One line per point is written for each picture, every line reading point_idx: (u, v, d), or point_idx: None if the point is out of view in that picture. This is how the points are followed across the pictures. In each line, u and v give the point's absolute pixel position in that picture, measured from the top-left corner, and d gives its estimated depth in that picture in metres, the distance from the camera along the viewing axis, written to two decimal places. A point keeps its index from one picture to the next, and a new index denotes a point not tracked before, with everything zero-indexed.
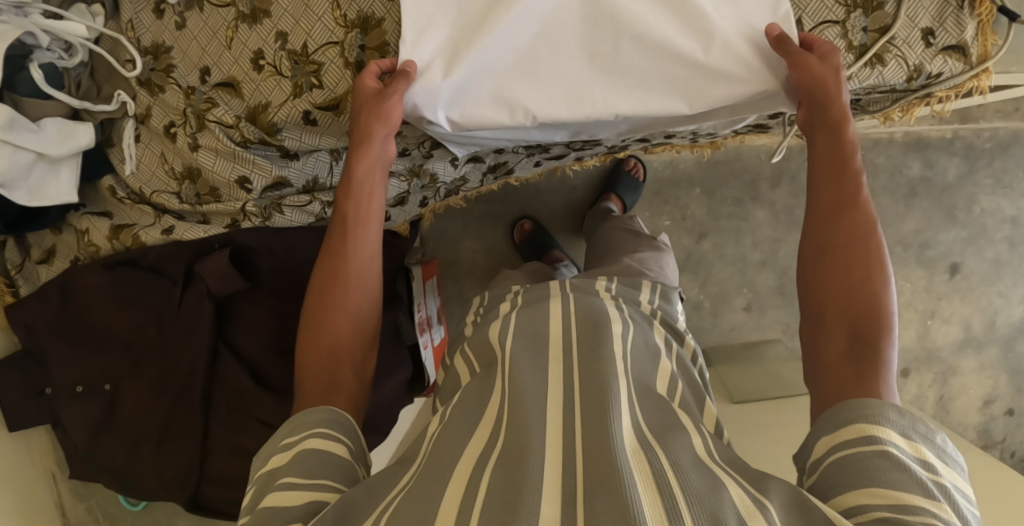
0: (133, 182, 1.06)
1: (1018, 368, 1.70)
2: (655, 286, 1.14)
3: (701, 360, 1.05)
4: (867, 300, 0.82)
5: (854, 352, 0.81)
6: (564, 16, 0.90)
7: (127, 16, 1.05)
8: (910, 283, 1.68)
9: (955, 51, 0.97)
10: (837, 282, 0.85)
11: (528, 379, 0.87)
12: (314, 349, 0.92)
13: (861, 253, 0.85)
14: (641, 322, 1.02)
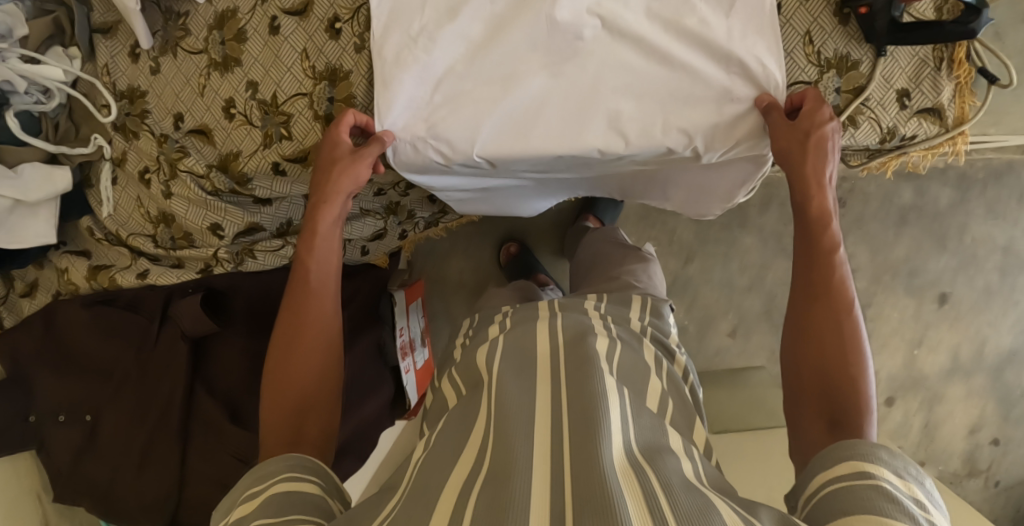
0: (110, 224, 1.08)
1: (1006, 397, 1.68)
2: (645, 302, 1.16)
3: (693, 377, 1.06)
4: (850, 380, 0.82)
5: (834, 429, 0.81)
6: (558, 137, 0.93)
7: (103, 60, 1.06)
8: (898, 311, 1.65)
9: (930, 114, 0.95)
10: (818, 351, 0.84)
11: (514, 403, 0.87)
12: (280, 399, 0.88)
13: (836, 330, 0.83)
14: (631, 339, 1.04)
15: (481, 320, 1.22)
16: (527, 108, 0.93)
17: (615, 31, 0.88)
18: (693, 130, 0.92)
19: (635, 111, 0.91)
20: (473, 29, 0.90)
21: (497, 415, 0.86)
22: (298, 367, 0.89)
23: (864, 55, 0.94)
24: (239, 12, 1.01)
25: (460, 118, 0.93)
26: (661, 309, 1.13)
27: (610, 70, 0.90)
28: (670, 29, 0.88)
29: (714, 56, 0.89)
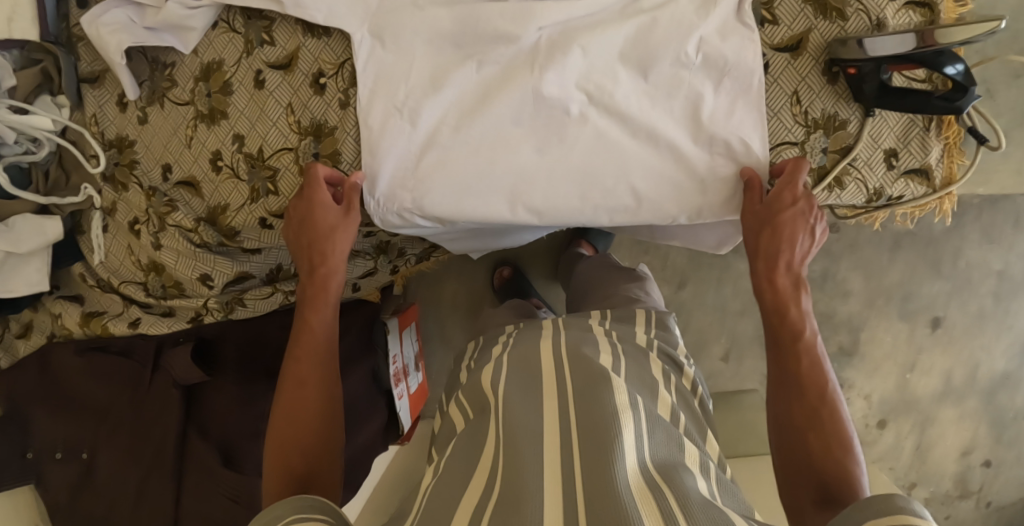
0: (102, 271, 1.09)
1: (998, 419, 1.67)
2: (649, 316, 1.17)
3: (702, 387, 1.09)
4: (829, 451, 0.85)
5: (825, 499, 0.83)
6: (548, 202, 0.96)
7: (91, 109, 1.06)
8: (890, 335, 1.65)
9: (917, 174, 0.94)
10: (804, 418, 0.87)
11: (523, 427, 0.89)
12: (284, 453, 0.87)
13: (815, 401, 0.88)
14: (635, 355, 1.05)
15: (490, 341, 1.23)
16: (512, 179, 0.96)
17: (608, 114, 0.93)
18: (672, 206, 0.96)
19: (616, 184, 0.95)
20: (459, 101, 0.95)
21: (513, 438, 0.87)
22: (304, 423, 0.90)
23: (852, 114, 0.93)
24: (224, 65, 1.01)
25: (449, 183, 0.96)
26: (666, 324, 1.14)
27: (599, 150, 0.94)
28: (661, 113, 0.93)
29: (698, 138, 0.94)
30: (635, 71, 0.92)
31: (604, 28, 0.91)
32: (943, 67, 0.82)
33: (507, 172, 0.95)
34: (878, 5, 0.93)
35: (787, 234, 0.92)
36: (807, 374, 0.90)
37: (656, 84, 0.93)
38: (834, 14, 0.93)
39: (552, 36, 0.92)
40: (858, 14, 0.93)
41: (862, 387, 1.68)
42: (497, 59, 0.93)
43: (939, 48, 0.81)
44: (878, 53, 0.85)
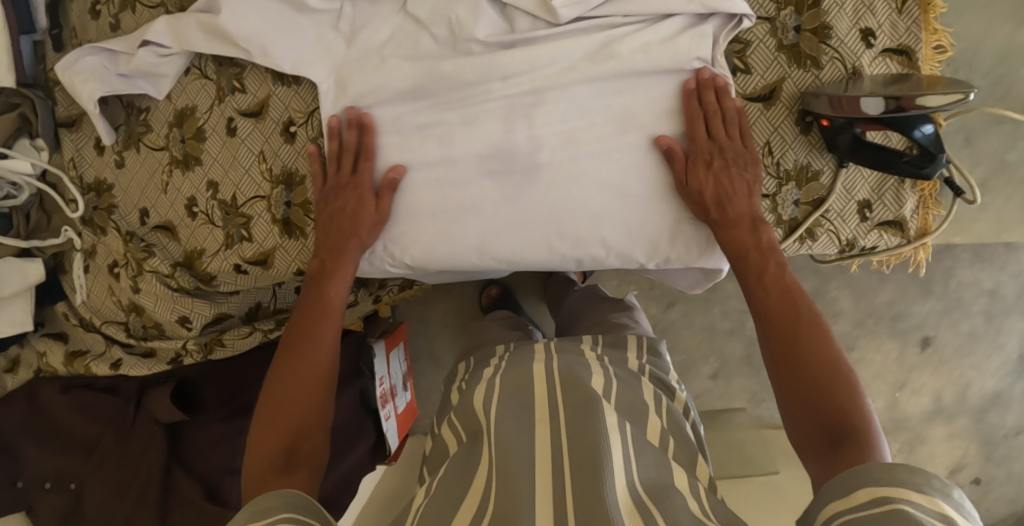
0: (84, 310, 1.10)
1: (989, 438, 1.64)
2: (641, 340, 1.12)
3: (693, 414, 1.05)
4: (834, 396, 0.80)
5: (834, 446, 0.78)
6: (517, 250, 0.96)
7: (69, 154, 1.07)
8: (880, 355, 1.64)
9: (892, 226, 0.93)
10: (804, 363, 0.83)
11: (517, 448, 0.90)
12: (275, 420, 0.87)
13: (814, 350, 0.84)
14: (626, 379, 1.03)
15: (479, 359, 1.20)
16: (482, 228, 0.95)
17: (574, 160, 0.93)
18: (640, 254, 0.95)
19: (580, 234, 0.94)
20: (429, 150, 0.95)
21: (502, 464, 0.88)
22: (302, 391, 0.89)
23: (826, 164, 0.92)
24: (197, 111, 1.01)
25: (423, 231, 0.97)
26: (658, 348, 1.09)
27: (564, 197, 0.93)
28: (628, 160, 0.93)
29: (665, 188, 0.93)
30: (602, 119, 0.93)
31: (572, 76, 0.91)
32: (916, 127, 0.80)
33: (476, 223, 0.95)
34: (854, 53, 0.92)
35: (734, 174, 0.91)
36: (786, 311, 0.87)
37: (623, 130, 0.93)
38: (809, 63, 0.92)
39: (519, 84, 0.92)
40: (833, 62, 0.92)
41: None
42: (466, 108, 0.94)
43: (911, 114, 0.79)
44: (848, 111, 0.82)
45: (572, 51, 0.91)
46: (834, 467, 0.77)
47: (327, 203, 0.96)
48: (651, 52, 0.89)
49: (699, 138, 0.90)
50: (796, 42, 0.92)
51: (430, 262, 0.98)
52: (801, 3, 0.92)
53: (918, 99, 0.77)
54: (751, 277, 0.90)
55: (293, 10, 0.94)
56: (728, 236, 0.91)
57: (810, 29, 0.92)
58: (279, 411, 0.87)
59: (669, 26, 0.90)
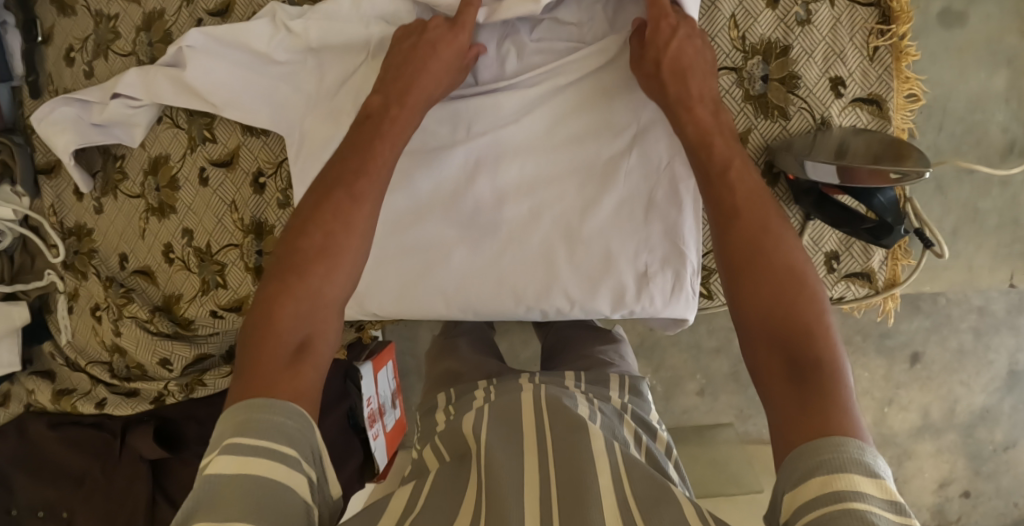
0: (69, 350, 1.13)
1: (976, 453, 1.53)
2: (623, 379, 1.03)
3: (675, 454, 0.95)
4: (803, 328, 0.68)
5: (793, 377, 0.66)
6: (482, 297, 0.96)
7: (49, 200, 1.09)
8: (868, 372, 1.52)
9: (859, 277, 0.92)
10: (772, 290, 0.70)
11: (507, 472, 0.74)
12: (293, 291, 0.72)
13: (784, 276, 0.71)
14: (610, 416, 0.92)
15: (460, 392, 1.00)
16: (451, 283, 0.96)
17: (534, 212, 0.94)
18: (601, 305, 0.96)
19: (541, 284, 0.95)
20: (396, 206, 0.96)
21: (488, 485, 0.73)
22: (324, 262, 0.74)
23: (792, 217, 0.92)
24: (171, 159, 1.03)
25: (396, 279, 0.97)
26: (641, 388, 1.00)
27: (526, 248, 0.95)
28: (586, 209, 0.94)
29: (627, 232, 0.94)
30: (559, 171, 0.94)
31: (529, 131, 0.93)
32: (872, 198, 0.81)
33: (443, 279, 0.96)
34: (823, 103, 0.90)
35: (700, 54, 0.85)
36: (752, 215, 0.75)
37: (581, 182, 0.94)
38: (777, 113, 0.91)
39: (479, 137, 0.94)
40: (801, 113, 0.91)
41: None
42: (427, 161, 0.95)
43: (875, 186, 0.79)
44: (818, 178, 0.81)
45: (535, 101, 0.93)
46: (793, 404, 0.64)
47: (411, 52, 0.86)
48: (601, 103, 0.92)
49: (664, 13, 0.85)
50: (763, 92, 0.91)
51: (397, 311, 0.99)
52: (768, 52, 0.91)
53: (899, 173, 0.77)
54: (711, 176, 0.78)
55: (260, 60, 0.94)
56: (688, 117, 0.83)
57: (778, 78, 0.91)
58: (316, 272, 0.74)
59: (617, 77, 0.92)
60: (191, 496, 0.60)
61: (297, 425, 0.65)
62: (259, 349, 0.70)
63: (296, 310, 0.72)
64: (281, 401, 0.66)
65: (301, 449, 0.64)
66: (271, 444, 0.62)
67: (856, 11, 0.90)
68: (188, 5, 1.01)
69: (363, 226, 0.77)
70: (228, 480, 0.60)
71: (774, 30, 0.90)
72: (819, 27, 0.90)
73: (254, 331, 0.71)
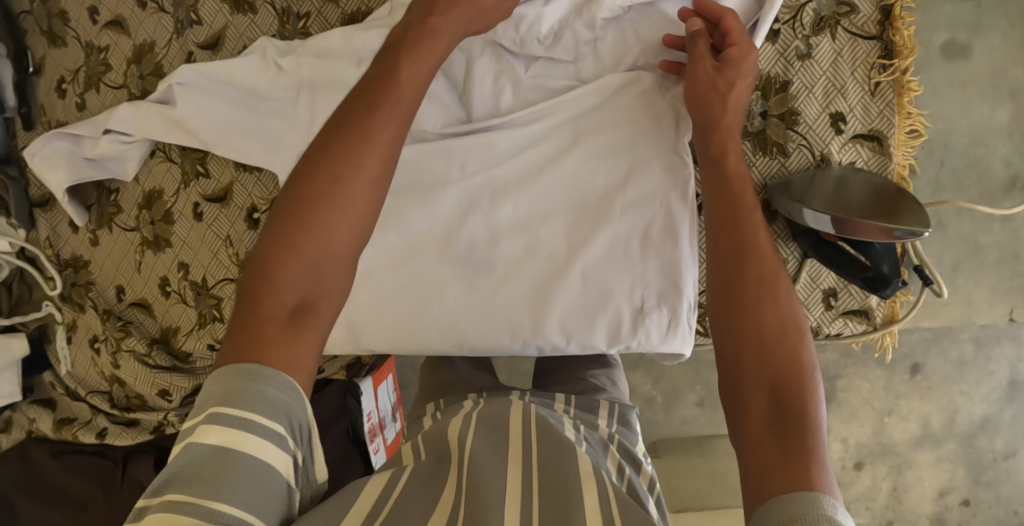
0: (69, 379, 1.13)
1: (976, 463, 1.34)
2: (612, 407, 0.99)
3: (658, 490, 0.88)
4: (785, 368, 0.62)
5: (774, 421, 0.60)
6: (476, 330, 0.95)
7: (44, 233, 1.09)
8: (868, 382, 1.36)
9: (858, 314, 0.92)
10: (757, 323, 0.65)
11: (489, 476, 0.71)
12: (290, 248, 0.65)
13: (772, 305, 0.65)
14: (595, 446, 0.87)
15: (450, 401, 0.97)
16: (444, 319, 0.95)
17: (528, 251, 0.94)
18: (598, 341, 0.94)
19: (531, 322, 0.94)
20: (389, 245, 0.96)
21: (471, 483, 0.70)
22: (332, 207, 0.66)
23: (791, 254, 0.91)
24: (164, 194, 1.02)
25: (394, 311, 0.96)
26: (629, 417, 0.96)
27: (523, 283, 0.94)
28: (577, 245, 0.93)
29: (625, 269, 0.93)
30: (553, 206, 0.93)
31: (525, 170, 0.93)
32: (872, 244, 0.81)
33: (436, 314, 0.95)
34: (822, 139, 0.89)
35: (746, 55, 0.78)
36: (760, 255, 0.68)
37: (570, 219, 0.93)
38: (775, 150, 0.90)
39: (473, 175, 0.94)
40: (800, 150, 0.90)
41: (836, 432, 1.37)
42: (422, 201, 0.95)
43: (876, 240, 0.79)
44: (816, 226, 0.82)
45: (532, 135, 0.92)
46: (767, 456, 0.58)
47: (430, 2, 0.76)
48: (601, 139, 0.91)
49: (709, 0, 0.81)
50: (762, 129, 0.90)
51: (393, 348, 0.98)
52: (767, 87, 0.90)
53: (891, 230, 0.76)
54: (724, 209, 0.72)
55: (250, 97, 0.92)
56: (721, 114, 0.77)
57: (777, 114, 0.90)
58: (317, 221, 0.65)
59: (619, 112, 0.91)
60: (169, 466, 0.57)
61: (289, 399, 0.61)
62: (252, 308, 0.64)
63: (300, 265, 0.65)
64: (272, 371, 0.61)
65: (289, 427, 0.61)
66: (258, 419, 0.59)
67: (857, 45, 0.88)
68: (178, 37, 1.00)
69: (376, 173, 0.67)
70: (212, 453, 0.57)
71: (773, 65, 0.89)
72: (820, 61, 0.88)
73: (251, 285, 0.65)
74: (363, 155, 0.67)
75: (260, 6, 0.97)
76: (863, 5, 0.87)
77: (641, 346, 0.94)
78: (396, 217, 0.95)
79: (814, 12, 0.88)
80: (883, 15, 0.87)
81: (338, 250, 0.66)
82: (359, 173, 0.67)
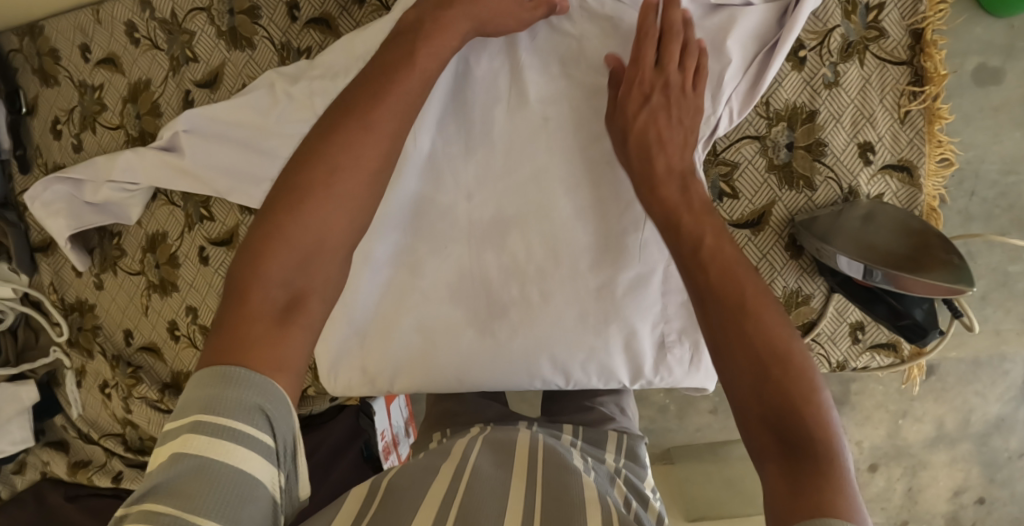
0: (81, 423, 1.12)
1: (990, 462, 1.12)
2: (620, 440, 0.91)
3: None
4: (791, 401, 0.57)
5: (790, 464, 0.56)
6: (494, 369, 0.92)
7: (48, 279, 1.08)
8: (882, 385, 1.14)
9: (884, 347, 0.91)
10: (752, 354, 0.60)
11: (487, 491, 0.68)
12: (282, 237, 0.62)
13: (763, 335, 0.61)
14: (601, 476, 0.78)
15: (457, 430, 0.94)
16: (455, 368, 0.92)
17: (543, 296, 0.90)
18: (620, 380, 0.92)
19: (547, 356, 0.91)
20: (393, 286, 0.93)
21: (468, 487, 0.68)
22: (326, 201, 0.64)
23: (816, 289, 0.90)
24: (169, 237, 1.00)
25: (409, 358, 0.93)
26: (635, 448, 0.88)
27: (543, 326, 0.90)
28: (602, 289, 0.89)
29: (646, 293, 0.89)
30: (574, 241, 0.89)
31: (539, 206, 0.89)
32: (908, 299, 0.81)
33: (450, 363, 0.92)
34: (851, 171, 0.87)
35: (673, 119, 0.78)
36: (723, 277, 0.65)
37: (591, 264, 0.89)
38: (802, 183, 0.88)
39: (482, 205, 0.90)
40: (827, 182, 0.87)
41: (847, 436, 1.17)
42: (433, 239, 0.92)
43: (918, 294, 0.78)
44: (850, 271, 0.81)
45: (538, 156, 0.88)
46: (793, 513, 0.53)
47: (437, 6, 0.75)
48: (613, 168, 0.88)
49: (645, 63, 0.79)
50: (789, 161, 0.88)
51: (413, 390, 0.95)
52: (794, 117, 0.87)
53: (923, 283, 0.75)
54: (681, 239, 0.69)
55: (258, 136, 0.86)
56: (653, 189, 0.76)
57: (804, 146, 0.87)
58: (317, 211, 0.64)
59: None
60: (151, 479, 0.53)
61: (273, 407, 0.56)
62: (238, 307, 0.60)
63: (290, 251, 0.62)
64: (259, 377, 0.56)
65: (275, 437, 0.56)
66: (246, 430, 0.54)
67: (887, 71, 0.85)
68: (174, 76, 0.96)
69: (373, 167, 0.68)
70: (195, 470, 0.53)
71: (799, 94, 0.86)
72: (848, 89, 0.86)
73: (238, 275, 0.61)
74: (356, 153, 0.66)
75: (258, 41, 0.92)
76: (892, 29, 0.84)
77: (660, 382, 0.93)
78: (415, 256, 0.92)
79: (842, 37, 0.85)
80: (914, 39, 0.84)
81: (335, 244, 0.65)
82: (347, 167, 0.66)
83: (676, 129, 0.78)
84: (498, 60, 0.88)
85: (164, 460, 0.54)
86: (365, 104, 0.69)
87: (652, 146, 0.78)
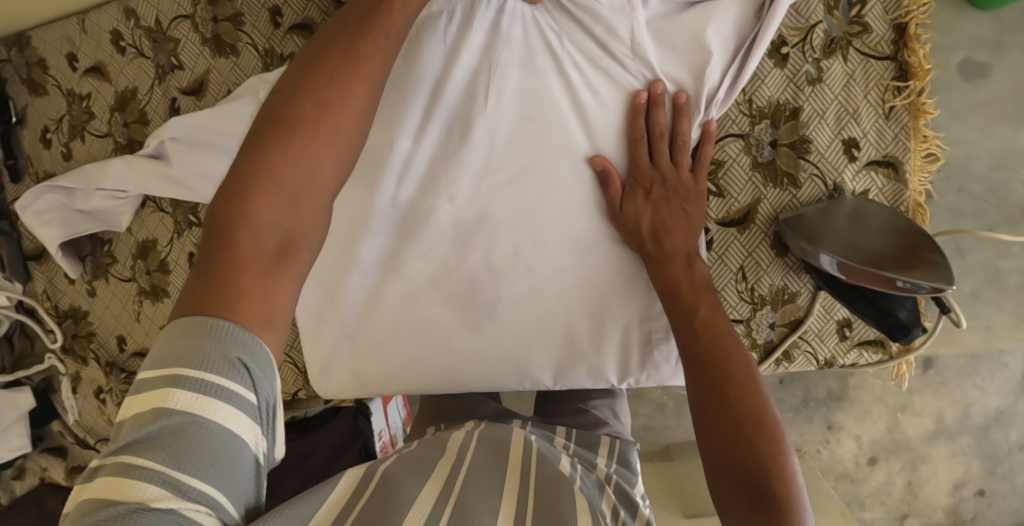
0: (78, 429, 1.12)
1: (991, 454, 1.11)
2: (612, 445, 0.90)
3: None
4: (758, 455, 0.67)
5: (755, 510, 0.65)
6: (485, 356, 0.91)
7: (41, 287, 1.09)
8: (880, 378, 1.13)
9: (873, 344, 0.91)
10: (729, 415, 0.70)
11: (477, 489, 0.68)
12: (266, 186, 0.61)
13: (742, 397, 0.70)
14: (589, 485, 0.76)
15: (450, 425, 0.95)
16: (449, 361, 0.92)
17: (532, 293, 0.89)
18: (609, 375, 0.92)
19: (537, 347, 0.91)
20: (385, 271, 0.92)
21: (458, 483, 0.68)
22: (313, 139, 0.64)
23: (803, 287, 0.90)
24: (159, 244, 1.01)
25: (400, 352, 0.92)
26: (626, 452, 0.87)
27: (535, 308, 0.90)
28: (588, 282, 0.89)
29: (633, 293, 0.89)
30: (561, 226, 0.88)
31: (523, 202, 0.88)
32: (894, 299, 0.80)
33: (441, 357, 0.92)
34: (835, 168, 0.87)
35: (676, 207, 0.83)
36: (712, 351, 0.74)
37: (578, 257, 0.89)
38: (786, 181, 0.88)
39: (467, 203, 0.89)
40: (812, 180, 0.87)
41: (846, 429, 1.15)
42: (419, 241, 0.91)
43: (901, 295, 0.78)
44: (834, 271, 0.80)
45: (525, 152, 0.87)
46: None
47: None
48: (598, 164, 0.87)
49: (641, 161, 0.85)
50: (773, 159, 0.88)
51: (407, 388, 0.94)
52: (777, 115, 0.87)
53: (904, 283, 0.75)
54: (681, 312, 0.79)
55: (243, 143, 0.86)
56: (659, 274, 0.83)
57: (787, 143, 0.87)
58: (302, 159, 0.63)
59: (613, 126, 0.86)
60: (127, 434, 0.51)
61: (258, 366, 0.55)
62: (225, 250, 0.59)
63: (275, 200, 0.61)
64: (248, 334, 0.55)
65: (259, 397, 0.54)
66: (231, 387, 0.52)
67: (870, 66, 0.84)
68: (160, 83, 0.96)
69: (355, 121, 0.67)
70: (176, 426, 0.51)
71: (783, 92, 0.86)
72: (831, 85, 0.85)
73: (221, 224, 0.59)
74: (334, 105, 0.66)
75: (242, 48, 0.93)
76: (875, 24, 0.84)
77: (648, 380, 0.93)
78: (402, 252, 0.91)
79: (825, 33, 0.85)
80: (897, 34, 0.84)
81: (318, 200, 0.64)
82: (328, 118, 0.65)
83: (681, 217, 0.84)
84: (480, 62, 0.87)
85: (141, 412, 0.51)
86: (347, 54, 0.68)
87: (658, 237, 0.83)
